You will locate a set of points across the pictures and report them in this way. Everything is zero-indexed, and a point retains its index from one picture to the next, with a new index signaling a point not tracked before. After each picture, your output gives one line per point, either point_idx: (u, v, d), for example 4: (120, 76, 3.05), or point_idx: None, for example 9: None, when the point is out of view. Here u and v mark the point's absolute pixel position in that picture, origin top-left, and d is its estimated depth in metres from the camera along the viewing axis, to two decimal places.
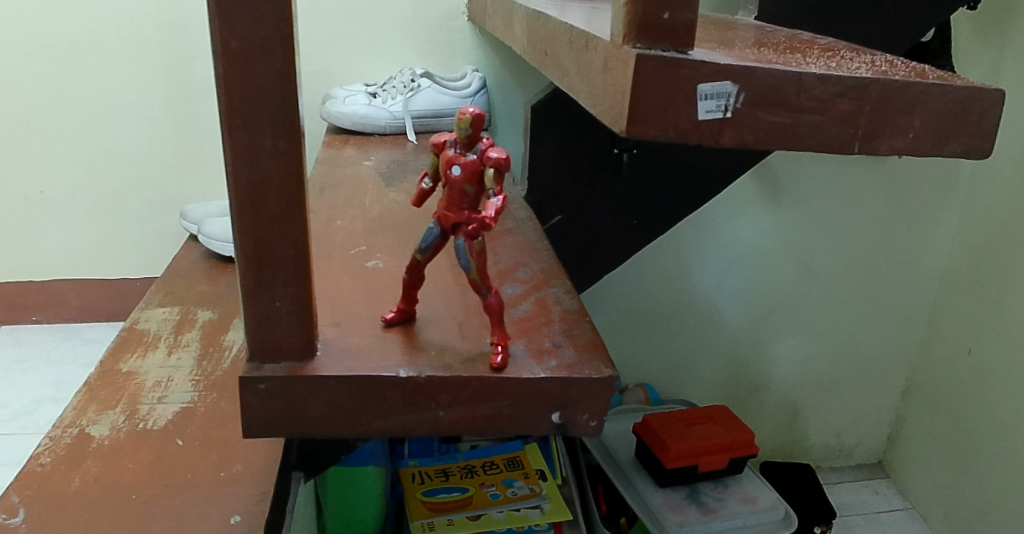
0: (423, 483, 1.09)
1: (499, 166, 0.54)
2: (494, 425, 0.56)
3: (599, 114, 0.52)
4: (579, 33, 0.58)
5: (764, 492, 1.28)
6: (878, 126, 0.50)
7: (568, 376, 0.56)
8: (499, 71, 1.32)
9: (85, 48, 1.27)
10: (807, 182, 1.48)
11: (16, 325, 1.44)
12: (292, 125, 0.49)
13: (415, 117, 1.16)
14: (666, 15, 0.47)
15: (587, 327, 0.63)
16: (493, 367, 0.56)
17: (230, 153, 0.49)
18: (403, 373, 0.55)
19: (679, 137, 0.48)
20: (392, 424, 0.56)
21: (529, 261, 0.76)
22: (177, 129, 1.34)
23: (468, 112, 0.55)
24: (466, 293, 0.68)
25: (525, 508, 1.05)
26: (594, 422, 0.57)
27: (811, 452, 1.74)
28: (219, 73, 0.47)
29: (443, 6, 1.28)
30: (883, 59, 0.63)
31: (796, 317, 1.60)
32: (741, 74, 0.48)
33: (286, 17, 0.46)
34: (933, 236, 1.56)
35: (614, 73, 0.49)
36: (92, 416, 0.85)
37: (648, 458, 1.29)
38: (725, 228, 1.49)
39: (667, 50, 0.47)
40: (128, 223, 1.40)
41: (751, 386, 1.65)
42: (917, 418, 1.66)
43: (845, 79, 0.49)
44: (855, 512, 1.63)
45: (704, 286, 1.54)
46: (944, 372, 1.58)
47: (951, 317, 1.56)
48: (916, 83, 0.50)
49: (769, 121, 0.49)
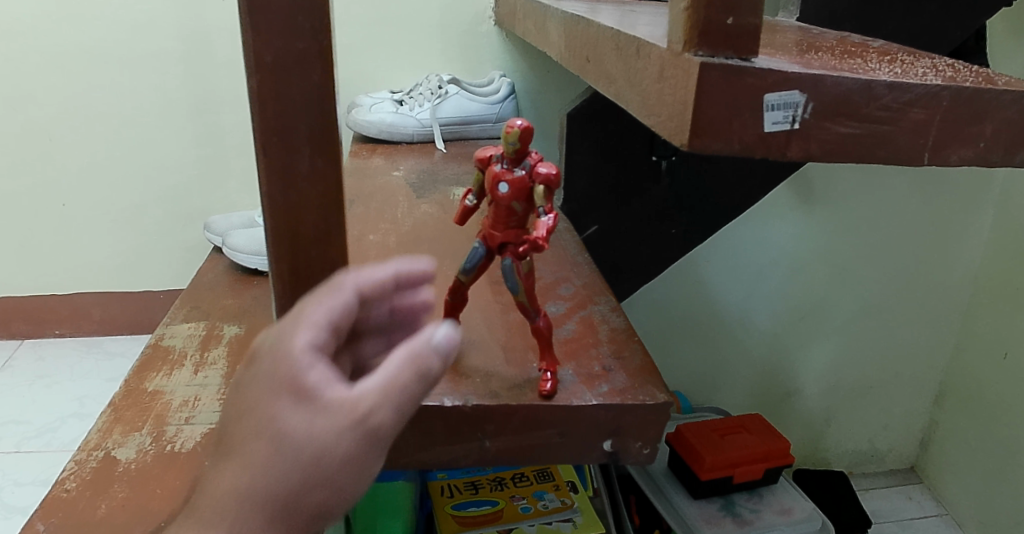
0: (453, 497, 1.05)
1: (549, 182, 0.52)
2: (543, 455, 0.54)
3: (654, 125, 0.49)
4: (629, 40, 0.55)
5: (801, 502, 1.24)
6: (947, 136, 0.47)
7: (620, 404, 0.53)
8: (526, 75, 1.29)
9: (106, 60, 1.26)
10: (841, 185, 1.44)
11: (40, 339, 1.44)
12: (331, 143, 0.46)
13: (444, 124, 1.14)
14: (730, 20, 0.44)
15: (638, 348, 0.60)
16: (542, 394, 0.53)
17: (264, 173, 0.47)
18: (448, 402, 0.53)
19: (744, 151, 0.44)
20: (436, 455, 0.54)
21: (571, 275, 0.73)
22: (201, 139, 1.32)
23: (516, 126, 0.52)
24: (507, 313, 0.65)
25: (556, 521, 1.02)
26: (648, 450, 0.54)
27: (843, 458, 1.70)
28: (252, 87, 0.44)
29: (470, 11, 1.25)
30: (944, 62, 0.60)
31: (828, 322, 1.56)
32: (810, 83, 0.45)
33: (324, 27, 0.43)
34: (968, 238, 1.51)
35: (673, 82, 0.46)
36: (117, 438, 0.83)
37: (681, 469, 1.25)
38: (757, 233, 1.46)
39: (730, 58, 0.44)
40: (153, 235, 1.38)
41: (783, 392, 1.61)
42: (951, 423, 1.61)
43: (915, 86, 0.46)
44: (889, 518, 1.58)
45: (735, 293, 1.51)
46: (979, 377, 1.53)
47: (988, 321, 1.51)
48: (987, 90, 0.47)
49: (837, 132, 0.46)
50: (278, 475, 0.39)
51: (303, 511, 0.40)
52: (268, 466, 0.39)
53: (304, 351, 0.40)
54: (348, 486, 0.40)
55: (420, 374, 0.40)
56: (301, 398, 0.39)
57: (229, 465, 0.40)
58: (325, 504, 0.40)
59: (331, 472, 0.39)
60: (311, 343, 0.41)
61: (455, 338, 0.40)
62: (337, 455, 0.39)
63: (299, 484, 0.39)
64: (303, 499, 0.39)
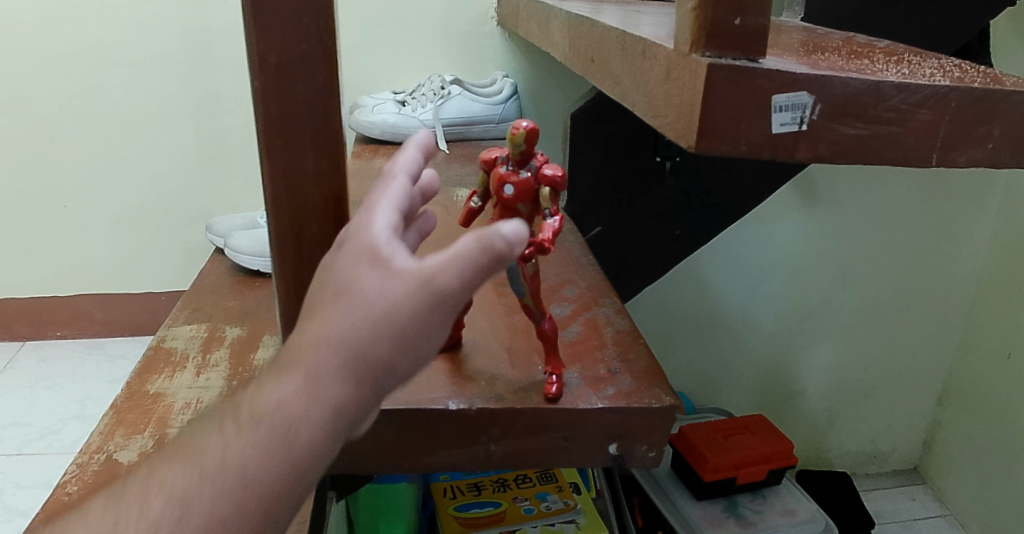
0: (455, 498, 1.05)
1: (554, 184, 0.52)
2: (548, 458, 0.54)
3: (660, 126, 0.49)
4: (634, 41, 0.54)
5: (804, 503, 1.23)
6: (956, 137, 0.47)
7: (626, 407, 0.53)
8: (529, 76, 1.28)
9: (108, 61, 1.25)
10: (845, 185, 1.44)
11: (41, 341, 1.44)
12: (335, 145, 0.46)
13: (447, 125, 1.13)
14: (737, 20, 0.43)
15: (643, 350, 0.60)
16: (547, 397, 0.53)
17: (269, 175, 0.47)
18: (452, 405, 0.52)
19: (752, 152, 0.44)
20: (441, 459, 0.54)
21: (576, 277, 0.73)
22: (203, 141, 1.32)
23: (522, 127, 0.52)
24: (512, 315, 0.65)
25: (559, 523, 1.01)
26: (654, 453, 0.54)
27: (846, 458, 1.70)
28: (256, 88, 0.44)
29: (472, 11, 1.25)
30: (951, 63, 0.60)
31: (831, 323, 1.56)
32: (818, 83, 0.44)
33: (329, 27, 0.43)
34: (971, 239, 1.50)
35: (679, 82, 0.46)
36: (120, 441, 0.82)
37: (685, 470, 1.25)
38: (760, 234, 1.45)
39: (738, 59, 0.43)
40: (155, 237, 1.38)
41: (786, 393, 1.61)
42: (954, 424, 1.61)
43: (924, 87, 0.45)
44: (892, 519, 1.57)
45: (738, 293, 1.50)
46: (983, 377, 1.52)
47: (991, 321, 1.51)
48: (997, 90, 0.46)
49: (845, 134, 0.45)
50: (346, 320, 0.35)
51: (381, 365, 0.36)
52: (342, 317, 0.35)
53: (381, 229, 0.38)
54: (427, 339, 0.36)
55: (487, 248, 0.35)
56: (377, 258, 0.36)
57: (305, 324, 0.37)
58: (390, 362, 0.35)
59: (406, 323, 0.35)
60: (386, 224, 0.38)
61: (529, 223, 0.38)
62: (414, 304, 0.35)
63: (375, 332, 0.35)
64: (368, 352, 0.35)
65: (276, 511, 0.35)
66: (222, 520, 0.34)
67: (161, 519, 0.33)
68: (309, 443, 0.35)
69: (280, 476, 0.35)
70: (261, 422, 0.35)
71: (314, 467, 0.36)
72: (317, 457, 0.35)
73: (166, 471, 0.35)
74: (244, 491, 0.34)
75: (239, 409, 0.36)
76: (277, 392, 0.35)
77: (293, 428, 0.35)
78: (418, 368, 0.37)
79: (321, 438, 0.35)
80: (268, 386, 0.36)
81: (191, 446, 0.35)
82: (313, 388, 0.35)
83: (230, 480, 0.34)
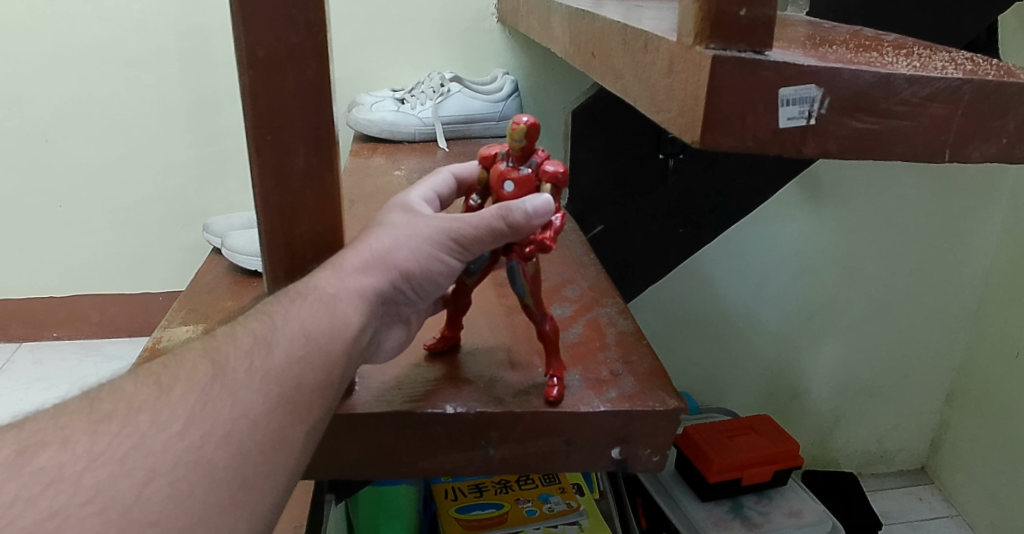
0: (457, 500, 1.03)
1: (556, 181, 0.52)
2: (549, 463, 0.52)
3: (662, 121, 0.48)
4: (636, 34, 0.53)
5: (811, 504, 1.22)
6: (970, 132, 0.45)
7: (629, 410, 0.51)
8: (529, 74, 1.27)
9: (101, 59, 1.24)
10: (851, 182, 1.42)
11: (39, 341, 1.44)
12: (327, 140, 0.45)
13: (446, 123, 1.12)
14: (743, 11, 0.42)
15: (647, 352, 0.58)
16: (548, 400, 0.52)
17: (258, 171, 0.45)
18: (450, 409, 0.51)
19: (758, 148, 0.43)
20: (439, 464, 0.52)
21: (578, 277, 0.71)
22: (200, 140, 1.30)
23: (522, 122, 0.52)
24: (512, 315, 0.64)
25: (562, 524, 1.00)
26: (657, 457, 0.53)
27: (852, 458, 1.68)
28: (243, 82, 0.43)
29: (472, 8, 1.24)
30: (962, 56, 0.58)
31: (837, 321, 1.54)
32: (827, 76, 0.43)
33: (319, 20, 0.42)
34: (979, 236, 1.48)
35: (683, 76, 0.44)
36: None
37: (689, 472, 1.23)
38: (765, 232, 1.44)
39: (743, 51, 0.42)
40: (152, 237, 1.37)
41: (791, 393, 1.59)
42: (961, 423, 1.59)
43: (936, 80, 0.44)
44: (899, 519, 1.55)
45: (744, 291, 1.48)
46: (992, 377, 1.50)
47: (1001, 320, 1.49)
48: (1011, 83, 0.45)
49: (855, 128, 0.44)
50: (383, 235, 0.49)
51: (406, 270, 0.48)
52: (379, 236, 0.49)
53: (417, 197, 0.53)
54: (439, 258, 0.49)
55: (505, 216, 0.48)
56: (409, 207, 0.52)
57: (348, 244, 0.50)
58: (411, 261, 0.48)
59: (425, 240, 0.49)
60: (423, 196, 0.54)
61: (547, 208, 0.49)
62: (432, 230, 0.49)
63: (403, 245, 0.49)
64: (396, 252, 0.48)
65: (314, 392, 0.43)
66: (294, 355, 0.43)
67: (251, 351, 0.42)
68: (348, 315, 0.46)
69: (328, 338, 0.44)
70: (311, 295, 0.45)
71: (347, 341, 0.45)
72: (351, 333, 0.46)
73: (247, 324, 0.44)
74: (306, 340, 0.43)
75: (298, 287, 0.46)
76: (327, 277, 0.47)
77: (335, 300, 0.46)
78: (429, 274, 0.49)
79: (359, 315, 0.46)
80: (318, 276, 0.47)
81: (264, 310, 0.45)
82: (350, 278, 0.47)
83: (296, 331, 0.44)
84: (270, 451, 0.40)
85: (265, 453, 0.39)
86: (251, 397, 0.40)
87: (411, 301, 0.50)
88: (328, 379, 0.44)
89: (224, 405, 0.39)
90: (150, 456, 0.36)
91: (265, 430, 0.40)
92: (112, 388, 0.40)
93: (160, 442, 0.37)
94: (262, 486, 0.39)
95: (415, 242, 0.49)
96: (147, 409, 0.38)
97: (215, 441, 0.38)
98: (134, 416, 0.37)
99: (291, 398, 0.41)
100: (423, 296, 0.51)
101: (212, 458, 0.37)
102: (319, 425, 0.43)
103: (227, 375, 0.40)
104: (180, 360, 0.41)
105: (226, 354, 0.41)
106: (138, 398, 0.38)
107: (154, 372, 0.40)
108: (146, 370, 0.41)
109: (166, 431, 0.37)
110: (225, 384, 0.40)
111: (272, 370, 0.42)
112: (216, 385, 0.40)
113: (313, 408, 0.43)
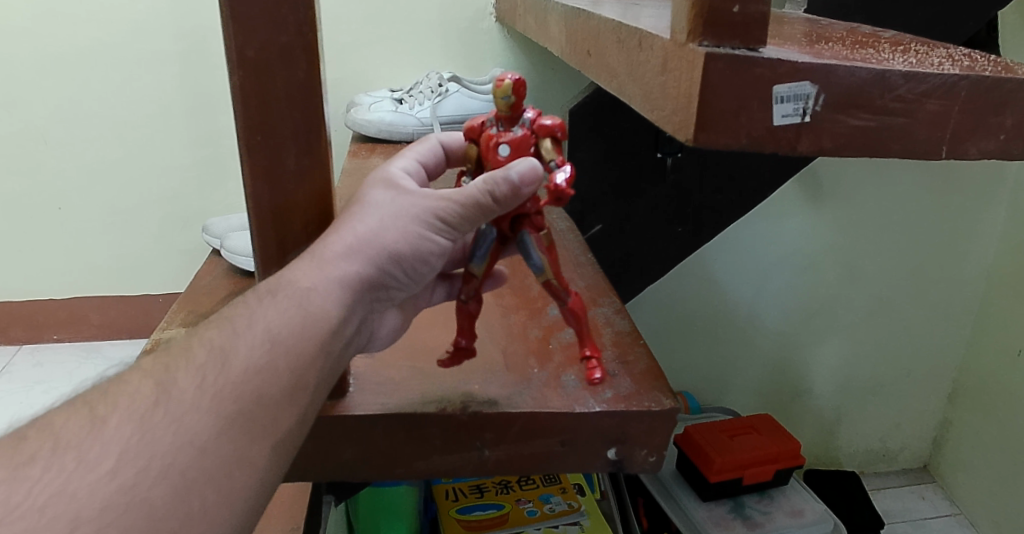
0: (458, 500, 1.03)
1: (553, 134, 0.52)
2: (544, 464, 0.52)
3: (658, 117, 0.47)
4: (630, 32, 0.53)
5: (812, 503, 1.21)
6: (968, 126, 0.45)
7: (625, 410, 0.51)
8: (528, 73, 1.27)
9: (99, 60, 1.24)
10: (852, 181, 1.41)
11: (38, 344, 1.44)
12: (318, 142, 0.45)
13: (444, 123, 1.11)
14: (736, 8, 0.41)
15: (643, 352, 0.58)
16: (591, 382, 0.54)
17: (249, 171, 0.45)
18: (446, 409, 0.51)
19: (753, 145, 0.43)
20: (432, 466, 0.52)
21: (574, 277, 0.71)
22: (200, 141, 1.30)
23: (507, 80, 0.52)
24: (508, 315, 0.65)
25: (564, 524, 0.99)
26: (654, 457, 0.52)
27: (855, 457, 1.67)
28: (235, 83, 0.42)
29: (471, 7, 1.24)
30: (960, 52, 0.58)
31: (839, 319, 1.53)
32: (821, 73, 0.42)
33: (309, 19, 0.42)
34: (980, 233, 1.47)
35: (677, 73, 0.44)
36: None
37: (690, 471, 1.22)
38: (765, 231, 1.43)
39: (736, 48, 0.42)
40: (152, 239, 1.37)
41: (794, 390, 1.59)
42: (963, 421, 1.58)
43: (932, 76, 0.43)
44: (900, 519, 1.55)
45: (745, 291, 1.48)
46: (994, 376, 1.50)
47: (1003, 317, 1.48)
48: (1009, 79, 0.44)
49: (851, 125, 0.43)
50: (366, 217, 0.48)
51: (395, 252, 0.48)
52: (363, 219, 0.48)
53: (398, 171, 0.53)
54: (427, 238, 0.48)
55: (487, 191, 0.48)
56: (392, 183, 0.50)
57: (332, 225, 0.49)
58: (398, 243, 0.48)
59: (410, 221, 0.48)
60: (405, 168, 0.53)
61: (532, 173, 0.48)
62: (417, 210, 0.48)
63: (388, 228, 0.48)
64: (381, 235, 0.48)
65: (273, 408, 0.43)
66: (254, 364, 0.42)
67: (205, 366, 0.42)
68: (320, 310, 0.45)
69: (298, 338, 0.44)
70: (278, 293, 0.45)
71: (321, 336, 0.45)
72: (329, 326, 0.45)
73: (204, 335, 0.44)
74: (270, 348, 0.43)
75: (273, 283, 0.46)
76: (308, 268, 0.46)
77: (309, 295, 0.45)
78: (417, 256, 0.48)
79: (338, 307, 0.46)
80: (295, 268, 0.46)
81: (223, 318, 0.45)
82: (331, 264, 0.46)
83: (261, 336, 0.43)
84: (223, 477, 0.40)
85: (214, 484, 0.40)
86: (198, 420, 0.40)
87: (403, 284, 0.50)
88: (299, 385, 0.44)
89: (165, 435, 0.39)
90: (73, 503, 0.36)
91: (214, 455, 0.40)
92: (48, 422, 0.40)
93: (87, 485, 0.37)
94: (210, 519, 0.39)
95: (401, 225, 0.48)
96: (75, 448, 0.38)
97: (151, 479, 0.38)
98: (60, 458, 0.37)
99: (247, 414, 0.41)
100: (415, 279, 0.50)
101: (148, 496, 0.38)
102: (287, 439, 0.43)
103: (173, 398, 0.40)
104: (122, 385, 0.41)
105: (173, 375, 0.41)
106: (68, 435, 0.38)
107: (89, 401, 0.40)
108: (82, 401, 0.41)
109: (95, 471, 0.37)
110: (169, 410, 0.40)
111: (226, 386, 0.41)
112: (158, 413, 0.40)
113: (275, 422, 0.43)
